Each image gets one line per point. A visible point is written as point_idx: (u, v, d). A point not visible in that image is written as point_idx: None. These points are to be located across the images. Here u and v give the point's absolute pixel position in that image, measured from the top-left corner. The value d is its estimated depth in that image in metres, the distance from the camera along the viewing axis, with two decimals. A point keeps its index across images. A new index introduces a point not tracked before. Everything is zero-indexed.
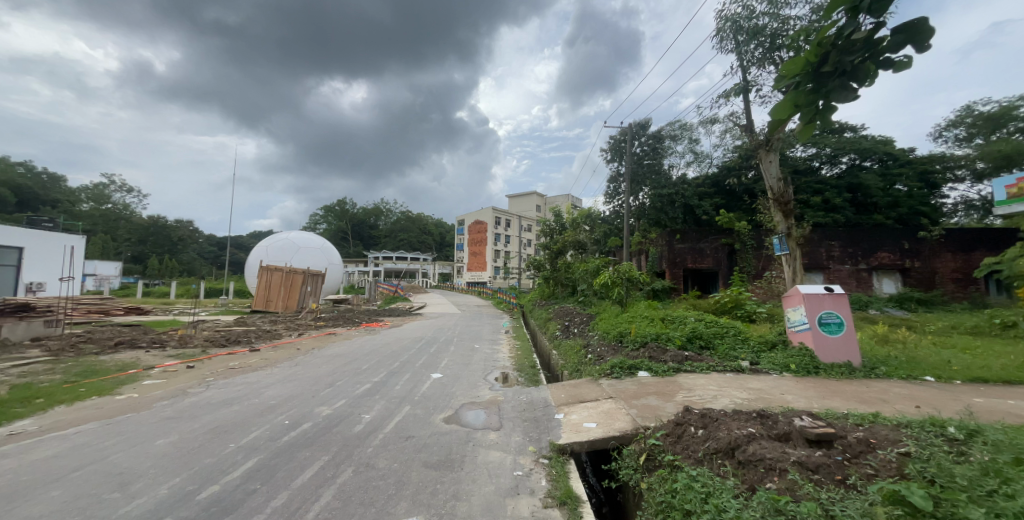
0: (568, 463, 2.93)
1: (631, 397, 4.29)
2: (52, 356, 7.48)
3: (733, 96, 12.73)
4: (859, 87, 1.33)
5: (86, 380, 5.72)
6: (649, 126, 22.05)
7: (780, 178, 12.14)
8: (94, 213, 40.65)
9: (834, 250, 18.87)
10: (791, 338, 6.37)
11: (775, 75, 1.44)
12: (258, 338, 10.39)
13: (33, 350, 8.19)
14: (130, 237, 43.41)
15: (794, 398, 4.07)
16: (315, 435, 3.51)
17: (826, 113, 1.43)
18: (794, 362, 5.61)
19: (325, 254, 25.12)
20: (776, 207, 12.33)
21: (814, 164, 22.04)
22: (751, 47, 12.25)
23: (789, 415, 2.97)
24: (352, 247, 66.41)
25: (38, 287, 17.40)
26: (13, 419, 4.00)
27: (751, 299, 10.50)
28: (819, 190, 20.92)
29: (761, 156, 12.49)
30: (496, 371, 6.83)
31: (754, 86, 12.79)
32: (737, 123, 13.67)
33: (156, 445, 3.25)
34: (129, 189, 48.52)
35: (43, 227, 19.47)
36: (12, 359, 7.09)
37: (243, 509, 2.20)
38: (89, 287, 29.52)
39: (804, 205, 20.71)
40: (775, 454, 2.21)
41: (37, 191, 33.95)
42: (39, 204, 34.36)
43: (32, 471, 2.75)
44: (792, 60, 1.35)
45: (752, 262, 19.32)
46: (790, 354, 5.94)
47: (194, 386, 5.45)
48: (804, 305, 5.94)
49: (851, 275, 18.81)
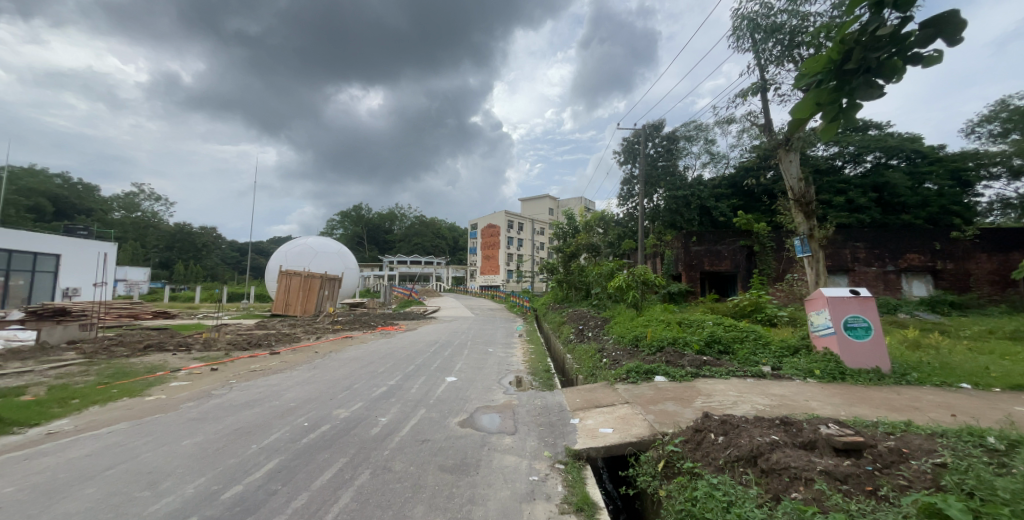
0: (584, 469, 2.88)
1: (649, 402, 4.22)
2: (87, 359, 7.81)
3: (750, 95, 12.43)
4: (887, 82, 1.29)
5: (117, 382, 5.95)
6: (663, 128, 21.89)
7: (801, 179, 11.78)
8: (125, 221, 42.48)
9: (859, 251, 18.29)
10: (815, 342, 6.16)
11: (794, 74, 1.41)
12: (277, 340, 10.69)
13: (69, 352, 8.59)
14: (158, 244, 45.12)
15: (820, 405, 3.93)
16: (333, 437, 3.57)
17: (850, 110, 1.39)
18: (818, 367, 5.42)
19: (342, 259, 25.59)
20: (797, 208, 11.98)
21: (837, 163, 21.39)
22: (769, 45, 12.01)
23: (814, 422, 2.88)
24: (367, 252, 67.53)
25: (74, 292, 18.23)
26: (52, 419, 4.20)
27: (772, 302, 10.21)
28: (843, 190, 20.30)
29: (781, 156, 12.10)
30: (510, 375, 6.81)
31: (774, 85, 12.47)
32: (754, 122, 13.35)
33: (182, 445, 3.35)
34: (158, 198, 50.54)
35: (79, 235, 20.43)
36: (49, 361, 7.40)
37: (265, 509, 2.24)
38: (120, 292, 30.63)
39: (826, 206, 20.13)
40: (800, 463, 2.13)
41: (72, 201, 35.89)
42: (75, 213, 36.31)
43: (69, 469, 2.87)
44: (812, 58, 1.33)
45: (774, 264, 18.72)
46: (814, 358, 5.74)
47: (217, 389, 5.59)
48: (827, 309, 5.77)
49: (878, 278, 18.19)
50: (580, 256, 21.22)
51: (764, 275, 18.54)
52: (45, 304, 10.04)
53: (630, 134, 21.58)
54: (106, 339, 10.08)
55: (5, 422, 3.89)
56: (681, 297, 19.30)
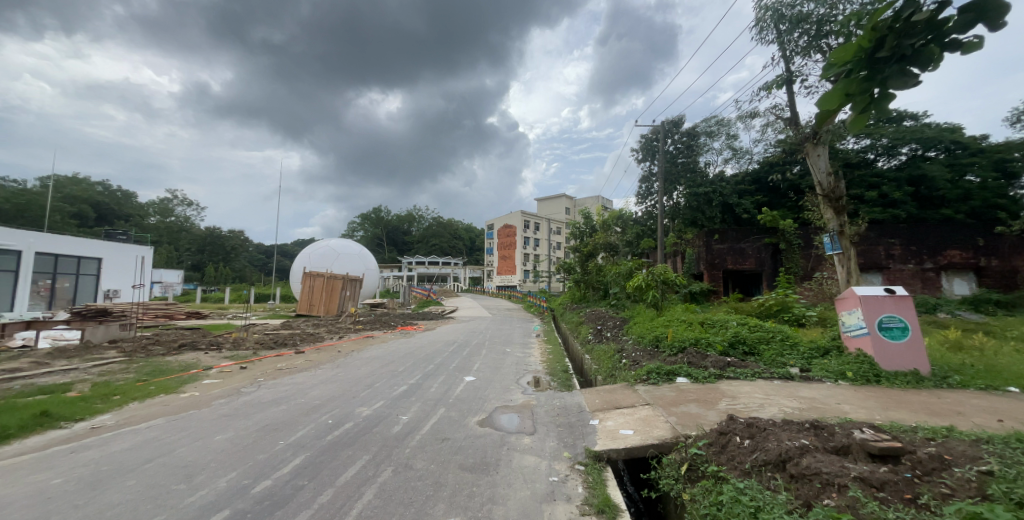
0: (605, 471, 2.85)
1: (670, 404, 4.14)
2: (127, 357, 8.24)
3: (776, 88, 12.02)
4: (921, 71, 1.23)
5: (154, 379, 6.25)
6: (683, 124, 21.48)
7: (830, 173, 11.33)
8: (160, 226, 44.63)
9: (894, 248, 17.69)
10: (847, 343, 5.93)
11: (822, 65, 1.36)
12: (302, 340, 11.00)
13: (111, 351, 9.06)
14: (190, 247, 47.16)
15: (853, 409, 3.77)
16: (357, 434, 3.65)
17: (881, 101, 1.33)
18: (851, 369, 5.20)
19: (362, 260, 26.14)
20: (827, 204, 11.50)
21: (869, 156, 20.37)
22: (795, 36, 11.62)
23: (848, 426, 2.76)
24: (387, 253, 68.80)
25: (115, 293, 19.26)
26: (96, 414, 4.44)
27: (800, 301, 9.88)
28: (876, 184, 19.42)
29: (808, 150, 11.65)
30: (528, 375, 6.80)
31: (800, 76, 12.05)
32: (779, 116, 12.91)
33: (215, 440, 3.50)
34: (190, 204, 52.87)
35: (119, 239, 21.58)
36: (93, 360, 7.83)
37: (293, 505, 2.31)
38: (156, 294, 32.16)
39: (857, 201, 19.28)
40: (833, 469, 2.05)
41: (112, 207, 37.97)
42: (114, 219, 38.44)
43: (112, 462, 3.03)
44: (842, 47, 1.27)
45: (801, 262, 18.09)
46: (846, 360, 5.51)
47: (247, 386, 5.80)
48: (860, 308, 5.54)
49: (915, 275, 17.56)
50: (598, 256, 20.97)
51: (791, 274, 17.93)
52: (90, 305, 10.67)
53: (649, 131, 21.27)
54: (144, 338, 10.58)
55: (54, 417, 4.14)
56: (703, 296, 18.98)
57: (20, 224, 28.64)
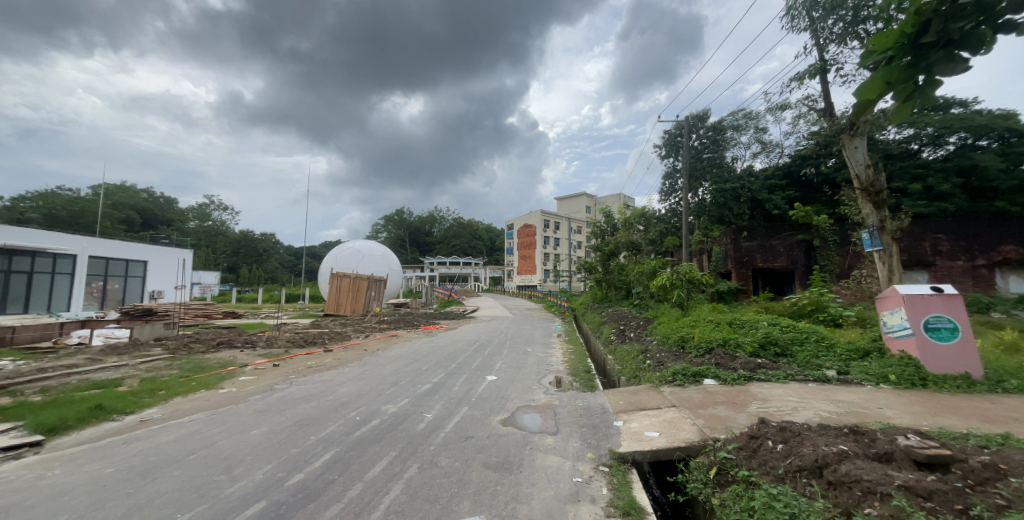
0: (630, 473, 2.81)
1: (697, 406, 4.04)
2: (171, 354, 8.74)
3: (808, 78, 11.51)
4: (970, 56, 1.16)
5: (196, 375, 6.62)
6: (709, 118, 20.92)
7: (868, 165, 10.77)
8: (199, 230, 47.23)
9: (941, 244, 16.69)
10: (889, 345, 5.63)
11: (860, 53, 1.28)
12: (331, 339, 11.34)
13: (157, 348, 9.64)
14: (226, 250, 48.79)
15: (897, 414, 3.57)
16: (383, 431, 3.75)
17: (928, 89, 1.24)
18: (894, 372, 4.92)
19: (386, 261, 26.74)
20: (864, 198, 10.94)
21: (912, 147, 19.18)
22: (829, 23, 11.08)
23: (891, 432, 2.62)
24: (409, 254, 70.12)
25: (159, 294, 20.47)
26: (144, 407, 4.73)
27: (836, 301, 9.42)
28: (920, 175, 18.30)
29: (844, 142, 11.07)
30: (550, 375, 6.78)
31: (835, 65, 11.48)
32: (812, 107, 12.34)
33: (251, 434, 3.66)
34: (226, 209, 55.51)
35: (162, 244, 22.92)
36: (141, 357, 8.35)
37: (324, 497, 2.40)
38: (196, 295, 33.99)
39: (899, 194, 18.14)
40: (874, 476, 1.96)
41: (156, 213, 40.40)
42: (158, 224, 40.85)
43: (159, 453, 3.23)
44: (882, 34, 1.20)
45: (837, 260, 17.19)
46: (887, 362, 5.24)
47: (280, 383, 6.05)
48: (904, 308, 5.25)
49: (965, 273, 16.49)
50: (620, 255, 20.63)
51: (826, 272, 17.08)
52: (138, 305, 11.45)
53: (673, 127, 20.77)
54: (186, 336, 11.17)
55: (107, 410, 4.43)
56: (730, 295, 18.42)
57: (75, 231, 30.88)
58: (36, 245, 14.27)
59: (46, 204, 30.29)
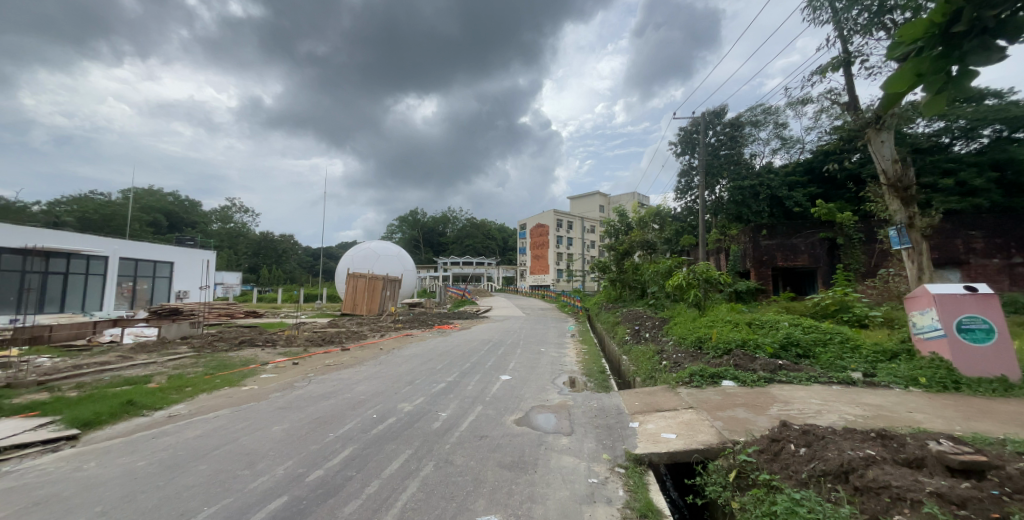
0: (647, 475, 2.78)
1: (714, 407, 3.97)
2: (197, 352, 9.05)
3: (830, 71, 11.15)
4: (1009, 44, 1.09)
5: (220, 373, 6.83)
6: (726, 114, 20.50)
7: (896, 160, 10.39)
8: (221, 232, 48.77)
9: (975, 241, 16.03)
10: (920, 347, 5.43)
11: (887, 44, 1.21)
12: (347, 338, 11.54)
13: (183, 346, 9.99)
14: (247, 251, 49.98)
15: (928, 419, 3.43)
16: (399, 428, 3.80)
17: (962, 80, 1.17)
18: (925, 375, 4.73)
19: (401, 261, 27.09)
20: (892, 194, 10.56)
21: (943, 140, 18.33)
22: (854, 14, 10.73)
23: (922, 437, 2.51)
24: (423, 255, 70.86)
25: (184, 294, 21.21)
26: (172, 403, 4.91)
27: (861, 301, 9.13)
28: (952, 170, 17.48)
29: (869, 136, 10.69)
30: (564, 375, 6.76)
31: (859, 57, 11.09)
32: (835, 101, 11.96)
33: (273, 431, 3.75)
34: (247, 211, 57.10)
35: (187, 245, 23.71)
36: (169, 354, 8.68)
37: (343, 493, 2.44)
38: (220, 295, 35.14)
39: (929, 190, 17.39)
40: (904, 482, 1.89)
41: (181, 216, 41.89)
42: (183, 227, 42.34)
43: (186, 448, 3.34)
44: (909, 24, 1.13)
45: (862, 259, 16.60)
46: (918, 364, 5.05)
47: (299, 381, 6.19)
48: (935, 308, 5.06)
49: (1001, 271, 15.80)
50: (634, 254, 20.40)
51: (849, 271, 16.54)
52: (165, 305, 11.91)
53: (688, 124, 20.47)
54: (210, 335, 11.54)
55: (138, 405, 4.61)
56: (749, 296, 18.00)
57: (106, 233, 32.24)
58: (71, 247, 14.95)
59: (80, 208, 31.74)
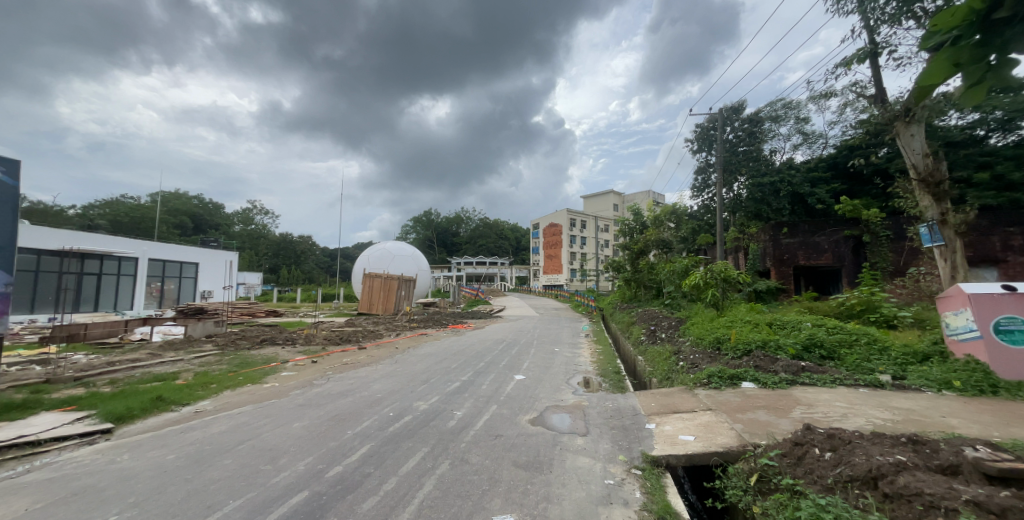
0: (664, 477, 2.74)
1: (735, 410, 3.87)
2: (221, 350, 9.35)
3: (856, 63, 10.77)
4: None
5: (242, 370, 7.03)
6: (744, 109, 20.07)
7: (927, 154, 9.96)
8: (243, 234, 50.28)
9: (1014, 238, 15.28)
10: (953, 349, 5.20)
11: (919, 36, 1.15)
12: (364, 336, 11.74)
13: (208, 344, 10.33)
14: (268, 252, 51.35)
15: (963, 424, 3.28)
16: (416, 427, 3.84)
17: (1002, 68, 1.11)
18: (959, 378, 4.52)
19: (415, 261, 27.40)
20: (924, 190, 10.13)
21: (978, 132, 17.45)
22: (880, 3, 10.34)
23: (958, 443, 2.40)
24: (437, 255, 71.50)
25: (209, 294, 21.97)
26: (198, 399, 5.08)
27: (889, 301, 8.80)
28: (988, 163, 16.65)
29: (898, 129, 10.27)
30: (579, 375, 6.71)
31: (887, 48, 10.67)
32: (861, 93, 11.53)
33: (293, 427, 3.85)
34: (268, 213, 58.66)
35: (212, 247, 24.54)
36: (196, 352, 9.00)
37: (362, 489, 2.48)
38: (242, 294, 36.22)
39: (963, 185, 16.60)
40: (938, 490, 1.80)
41: (205, 218, 43.38)
42: (208, 228, 43.84)
43: (212, 442, 3.45)
44: (947, 13, 1.06)
45: (890, 257, 15.98)
46: (952, 368, 4.82)
47: (318, 379, 6.32)
48: (971, 308, 4.84)
49: None
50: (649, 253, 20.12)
51: (876, 270, 15.95)
52: (191, 304, 12.36)
53: (705, 120, 20.12)
54: (233, 333, 11.90)
55: (167, 401, 4.80)
56: (770, 295, 17.55)
57: (136, 235, 33.64)
58: (104, 248, 15.64)
59: (112, 212, 33.23)
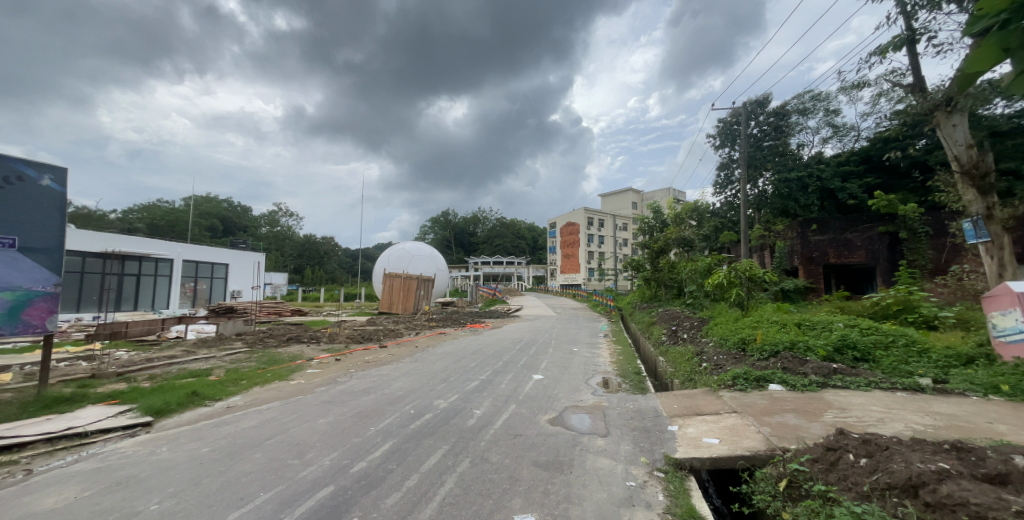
0: (688, 480, 2.69)
1: (762, 413, 3.77)
2: (250, 347, 9.72)
3: (891, 51, 10.27)
4: None
5: (270, 367, 7.28)
6: (770, 102, 19.52)
7: (971, 145, 9.41)
8: (269, 235, 52.02)
9: None
10: (1003, 352, 4.90)
11: (961, 19, 1.06)
12: (385, 335, 11.96)
13: (238, 342, 10.72)
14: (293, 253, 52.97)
15: (1011, 431, 3.08)
16: (436, 425, 3.88)
17: None
18: (1008, 383, 4.26)
19: (433, 261, 27.71)
20: (966, 183, 9.61)
21: None
22: None
23: (1006, 452, 2.26)
24: (454, 255, 72.15)
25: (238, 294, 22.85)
26: (229, 395, 5.28)
27: (929, 301, 8.39)
28: None
29: (938, 120, 9.71)
30: (598, 375, 6.65)
31: (925, 34, 10.13)
32: (896, 83, 11.00)
33: (318, 423, 3.95)
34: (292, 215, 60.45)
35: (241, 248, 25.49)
36: (227, 349, 9.37)
37: (386, 485, 2.53)
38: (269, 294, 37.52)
39: (1009, 178, 15.64)
40: (986, 500, 1.70)
41: (234, 220, 45.07)
42: (237, 230, 45.54)
43: (242, 436, 3.58)
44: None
45: (930, 254, 15.16)
46: (999, 372, 4.55)
47: (341, 376, 6.46)
48: None
49: None
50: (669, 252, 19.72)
51: (914, 267, 15.18)
52: (222, 303, 12.88)
53: (728, 115, 19.65)
54: (261, 331, 12.33)
55: (201, 396, 5.01)
56: (798, 295, 16.96)
57: (171, 238, 35.27)
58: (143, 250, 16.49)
59: (149, 216, 34.96)
